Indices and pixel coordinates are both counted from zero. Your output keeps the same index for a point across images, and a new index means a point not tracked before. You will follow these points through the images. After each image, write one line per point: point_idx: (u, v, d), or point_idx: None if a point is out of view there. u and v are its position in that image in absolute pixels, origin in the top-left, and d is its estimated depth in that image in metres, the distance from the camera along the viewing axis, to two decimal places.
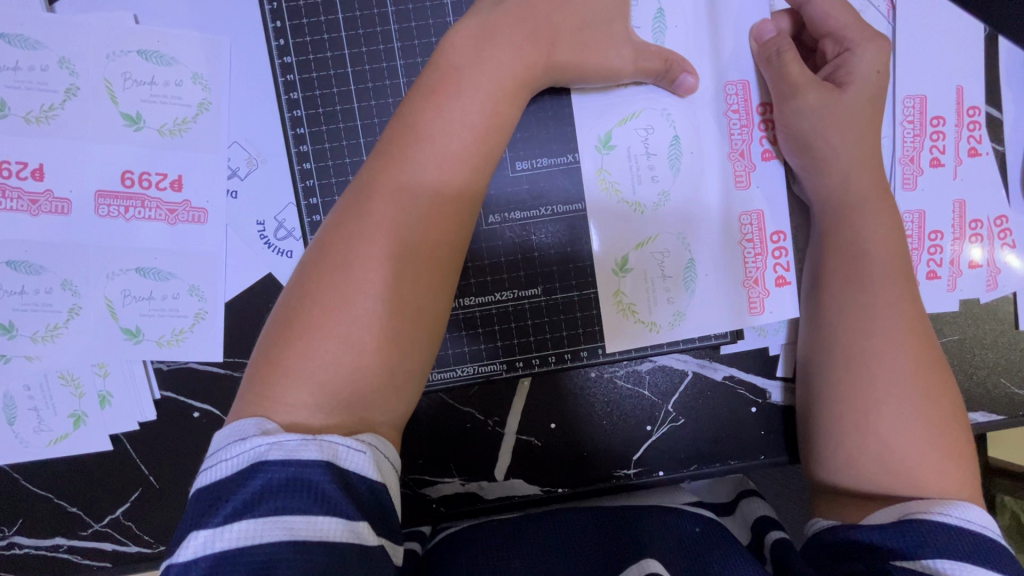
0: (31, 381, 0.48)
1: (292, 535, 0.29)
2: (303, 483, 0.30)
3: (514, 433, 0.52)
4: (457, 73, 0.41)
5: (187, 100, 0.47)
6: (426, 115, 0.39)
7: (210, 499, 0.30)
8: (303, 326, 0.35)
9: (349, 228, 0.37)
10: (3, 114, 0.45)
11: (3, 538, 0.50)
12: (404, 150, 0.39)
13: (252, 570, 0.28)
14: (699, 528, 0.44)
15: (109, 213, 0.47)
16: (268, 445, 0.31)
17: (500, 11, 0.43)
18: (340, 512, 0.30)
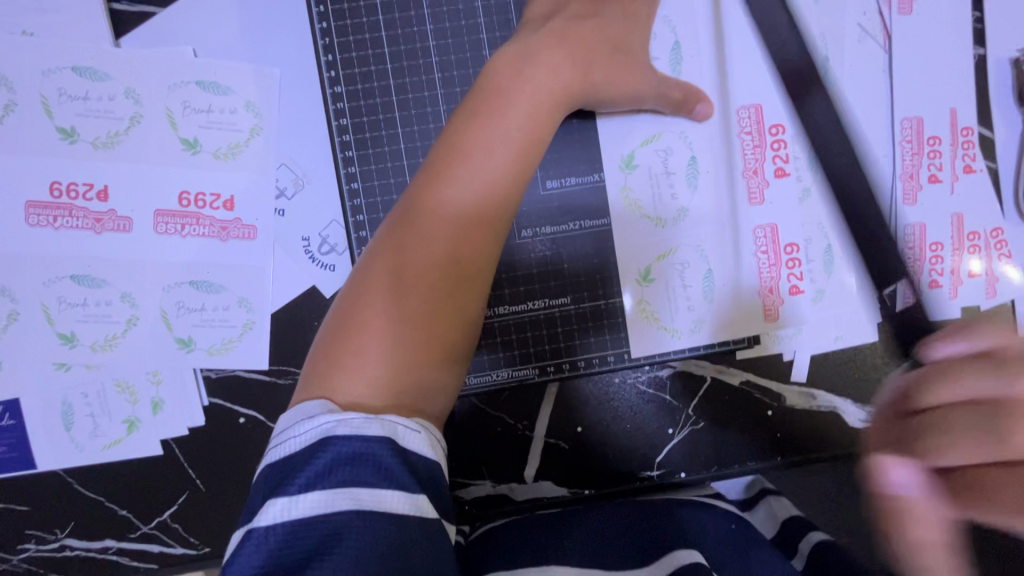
0: (89, 388, 0.51)
1: (360, 504, 0.32)
2: (368, 457, 0.33)
3: (542, 436, 0.55)
4: (496, 95, 0.45)
5: (241, 126, 0.51)
6: (469, 133, 0.43)
7: (286, 471, 0.33)
8: (361, 321, 0.39)
9: (402, 233, 0.41)
10: (73, 139, 0.49)
11: (55, 541, 0.53)
12: (449, 164, 0.42)
13: (327, 534, 0.32)
14: (734, 523, 0.48)
15: (166, 230, 0.51)
16: (335, 422, 0.34)
17: (535, 44, 0.47)
18: (401, 485, 0.33)
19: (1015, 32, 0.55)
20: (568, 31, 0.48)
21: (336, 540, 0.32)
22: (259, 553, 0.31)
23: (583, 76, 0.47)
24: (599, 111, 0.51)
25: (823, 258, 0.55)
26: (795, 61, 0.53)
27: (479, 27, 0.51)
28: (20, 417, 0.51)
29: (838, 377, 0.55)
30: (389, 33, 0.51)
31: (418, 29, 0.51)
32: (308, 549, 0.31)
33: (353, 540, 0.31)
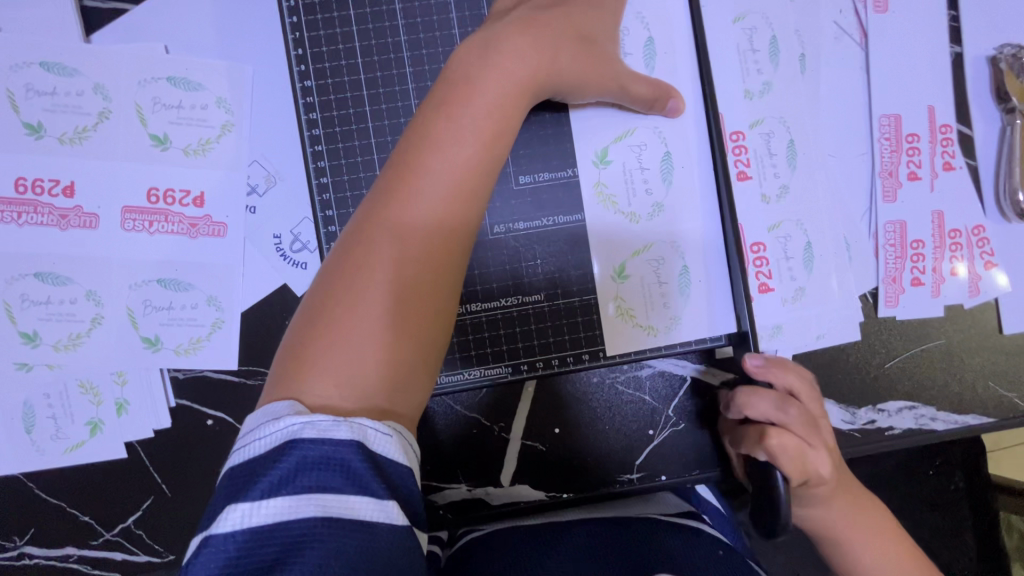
0: (51, 389, 0.50)
1: (327, 511, 0.31)
2: (337, 462, 0.32)
3: (519, 438, 0.53)
4: (466, 84, 0.43)
5: (212, 122, 0.50)
6: (438, 125, 0.41)
7: (249, 475, 0.32)
8: (328, 323, 0.37)
9: (369, 231, 0.40)
10: (39, 135, 0.48)
11: (14, 548, 0.51)
12: (417, 158, 0.41)
13: (290, 542, 0.31)
14: (721, 552, 0.48)
15: (134, 227, 0.50)
16: (301, 424, 0.33)
17: (503, 31, 0.45)
18: (369, 492, 0.32)
19: (991, 29, 0.55)
20: (538, 16, 0.46)
21: (301, 547, 0.31)
22: (220, 557, 0.31)
23: (552, 61, 0.45)
24: (570, 104, 0.51)
25: (803, 255, 0.54)
26: (769, 58, 0.53)
27: (452, 23, 0.51)
28: None
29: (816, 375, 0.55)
30: (360, 28, 0.50)
31: (390, 24, 0.50)
32: (271, 555, 0.31)
33: (319, 547, 0.31)
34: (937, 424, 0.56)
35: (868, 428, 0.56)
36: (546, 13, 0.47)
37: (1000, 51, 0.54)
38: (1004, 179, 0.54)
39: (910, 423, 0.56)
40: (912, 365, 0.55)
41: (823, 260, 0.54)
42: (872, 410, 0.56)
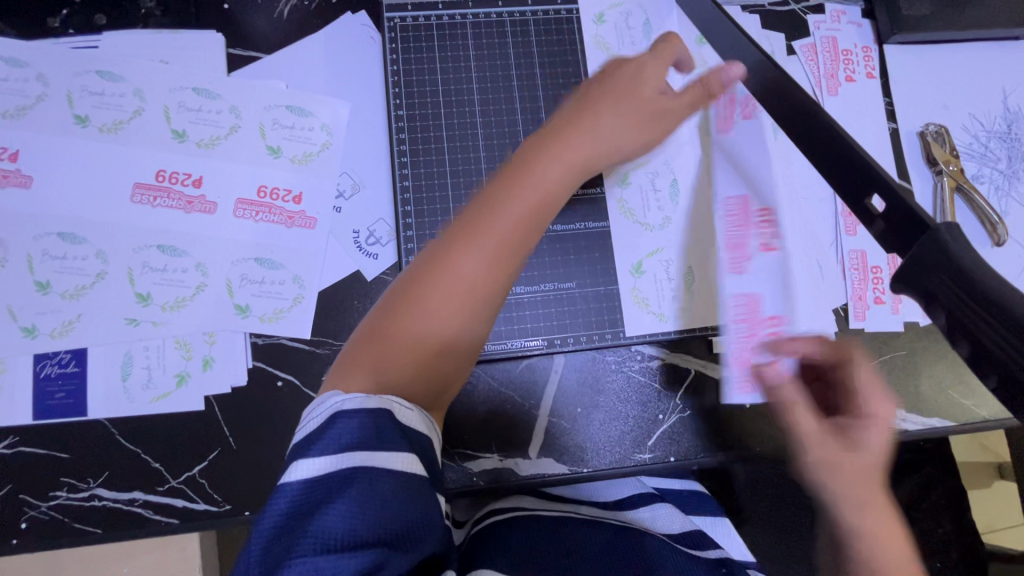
0: (151, 343, 0.58)
1: (364, 461, 0.37)
2: (368, 425, 0.38)
3: (547, 415, 0.61)
4: (522, 167, 0.48)
5: (316, 140, 0.64)
6: (490, 203, 0.46)
7: (306, 441, 0.39)
8: (378, 334, 0.44)
9: (427, 265, 0.45)
10: (182, 139, 0.61)
11: (86, 490, 0.56)
12: (472, 230, 0.45)
13: (335, 489, 0.36)
14: (724, 568, 0.55)
15: (243, 215, 0.61)
16: (343, 399, 0.39)
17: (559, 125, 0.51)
18: (397, 447, 0.38)
19: (918, 113, 0.72)
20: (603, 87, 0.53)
21: (343, 490, 0.36)
22: (284, 502, 0.37)
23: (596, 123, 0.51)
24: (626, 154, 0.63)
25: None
26: None
27: (512, 78, 0.66)
28: (83, 366, 0.57)
29: None
30: (443, 76, 0.65)
31: (465, 76, 0.66)
32: (318, 500, 0.36)
33: (357, 489, 0.36)
34: (906, 423, 0.65)
35: None
36: (602, 101, 0.52)
37: (927, 128, 0.71)
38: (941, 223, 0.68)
39: None
40: (880, 371, 0.65)
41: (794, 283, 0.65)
42: None
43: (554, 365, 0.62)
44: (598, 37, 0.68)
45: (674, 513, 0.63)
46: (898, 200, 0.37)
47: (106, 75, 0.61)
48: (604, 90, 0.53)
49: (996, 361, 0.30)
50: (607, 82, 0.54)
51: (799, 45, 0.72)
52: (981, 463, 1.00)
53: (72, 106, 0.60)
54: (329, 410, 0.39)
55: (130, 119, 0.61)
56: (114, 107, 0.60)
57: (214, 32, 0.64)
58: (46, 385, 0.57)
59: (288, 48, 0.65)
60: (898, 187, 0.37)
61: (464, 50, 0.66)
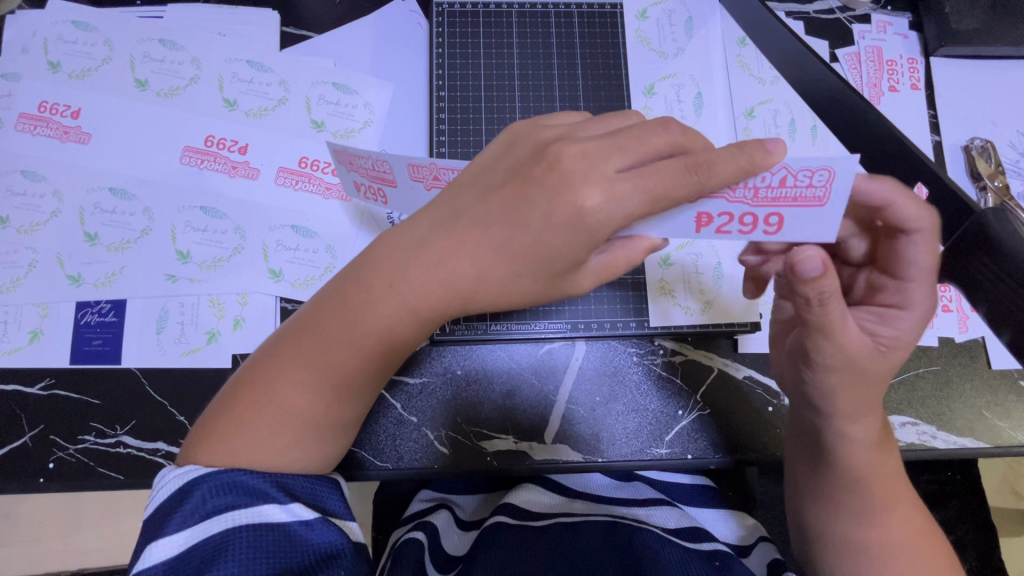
0: (186, 300, 0.60)
1: (241, 519, 0.39)
2: (236, 486, 0.40)
3: (564, 402, 0.61)
4: (374, 314, 0.42)
5: (358, 117, 0.66)
6: (328, 346, 0.42)
7: (163, 518, 0.39)
8: (212, 439, 0.42)
9: (266, 384, 0.43)
10: (233, 108, 0.64)
11: (113, 436, 0.58)
12: (316, 375, 0.42)
13: (208, 555, 0.37)
14: (717, 562, 0.54)
15: (284, 182, 0.63)
16: (199, 469, 0.40)
17: (441, 250, 0.41)
18: (275, 498, 0.40)
19: (963, 128, 0.70)
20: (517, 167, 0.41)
21: (221, 553, 0.37)
22: None
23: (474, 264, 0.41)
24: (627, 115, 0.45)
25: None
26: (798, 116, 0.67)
27: (552, 68, 0.67)
28: (121, 316, 0.59)
29: None
30: (486, 62, 0.67)
31: (507, 60, 0.67)
32: (194, 568, 0.37)
33: (238, 549, 0.38)
34: (937, 441, 0.62)
35: None
36: (483, 220, 0.41)
37: (971, 143, 0.69)
38: None
39: (913, 438, 0.62)
40: (911, 384, 0.63)
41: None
42: None
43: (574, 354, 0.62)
44: (641, 32, 0.68)
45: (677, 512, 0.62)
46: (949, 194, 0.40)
47: (167, 44, 0.64)
48: (492, 205, 0.41)
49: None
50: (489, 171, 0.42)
51: (843, 53, 0.72)
52: (1009, 505, 0.95)
53: (134, 70, 0.63)
54: (185, 480, 0.40)
55: (186, 86, 0.63)
56: (172, 73, 0.63)
57: (269, 10, 0.67)
58: (85, 332, 0.59)
59: (338, 28, 0.68)
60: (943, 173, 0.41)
61: (508, 38, 0.67)
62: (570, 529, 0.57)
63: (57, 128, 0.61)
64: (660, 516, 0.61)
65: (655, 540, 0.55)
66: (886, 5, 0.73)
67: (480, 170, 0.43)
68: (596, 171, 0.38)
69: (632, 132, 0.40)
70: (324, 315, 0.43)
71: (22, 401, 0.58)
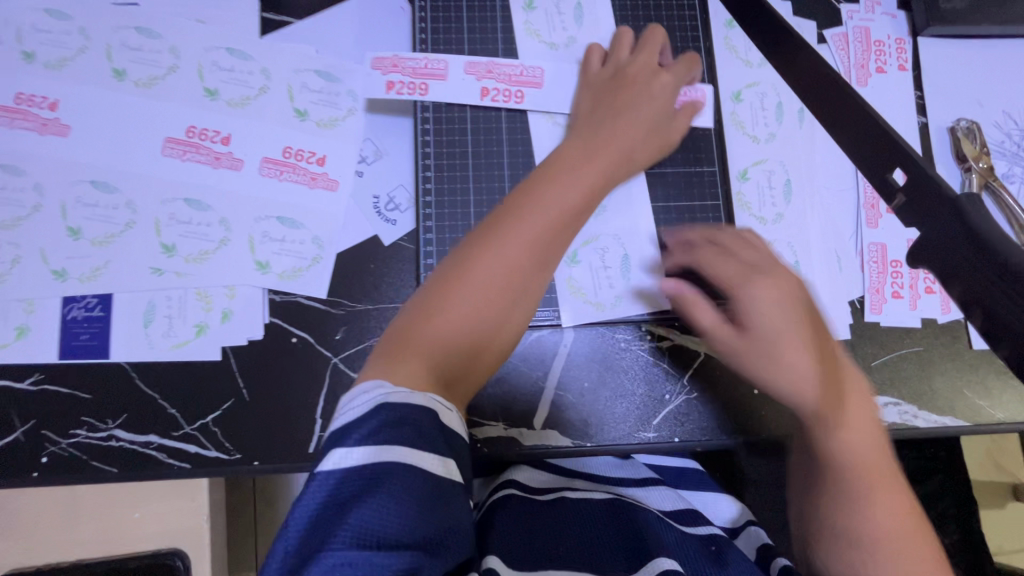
0: (173, 293, 0.60)
1: (406, 460, 0.40)
2: (413, 423, 0.42)
3: (553, 388, 0.62)
4: (549, 196, 0.51)
5: (342, 105, 0.65)
6: (519, 233, 0.50)
7: (346, 430, 0.42)
8: (403, 337, 0.47)
9: (458, 268, 0.49)
10: (213, 97, 0.63)
11: (105, 430, 0.58)
12: (517, 246, 0.49)
13: (374, 479, 0.39)
14: (714, 546, 0.56)
15: (268, 173, 0.63)
16: (388, 391, 0.43)
17: (581, 149, 0.55)
18: (438, 451, 0.42)
19: (950, 109, 0.70)
20: (607, 94, 0.60)
21: (382, 482, 0.39)
22: (322, 490, 0.39)
23: (601, 142, 0.56)
24: (597, 65, 0.63)
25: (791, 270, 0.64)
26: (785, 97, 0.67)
27: (538, 50, 0.66)
28: (108, 310, 0.59)
29: None
30: (470, 46, 0.65)
31: (491, 40, 0.66)
32: (361, 487, 0.39)
33: (398, 484, 0.39)
34: (919, 421, 0.64)
35: None
36: (613, 124, 0.57)
37: (958, 124, 0.69)
38: None
39: (895, 417, 0.63)
40: (894, 365, 0.64)
41: (809, 272, 0.64)
42: None
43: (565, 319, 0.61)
44: (528, 24, 0.66)
45: (667, 495, 0.66)
46: (917, 172, 0.38)
47: (144, 32, 0.63)
48: (612, 114, 0.58)
49: (983, 300, 0.33)
50: (593, 111, 0.59)
51: (830, 34, 0.71)
52: (991, 478, 0.97)
53: (111, 59, 0.62)
54: (378, 396, 0.43)
55: (165, 75, 0.62)
56: (151, 62, 0.62)
57: None
58: (72, 327, 0.59)
59: (319, 14, 0.66)
60: (923, 164, 0.38)
61: (492, 20, 0.66)
62: (574, 506, 0.61)
63: (35, 121, 0.60)
64: (656, 497, 0.66)
65: (654, 521, 0.58)
66: None
67: (580, 117, 0.60)
68: (652, 82, 0.61)
69: (645, 46, 0.63)
70: (526, 196, 0.52)
71: (12, 396, 0.58)
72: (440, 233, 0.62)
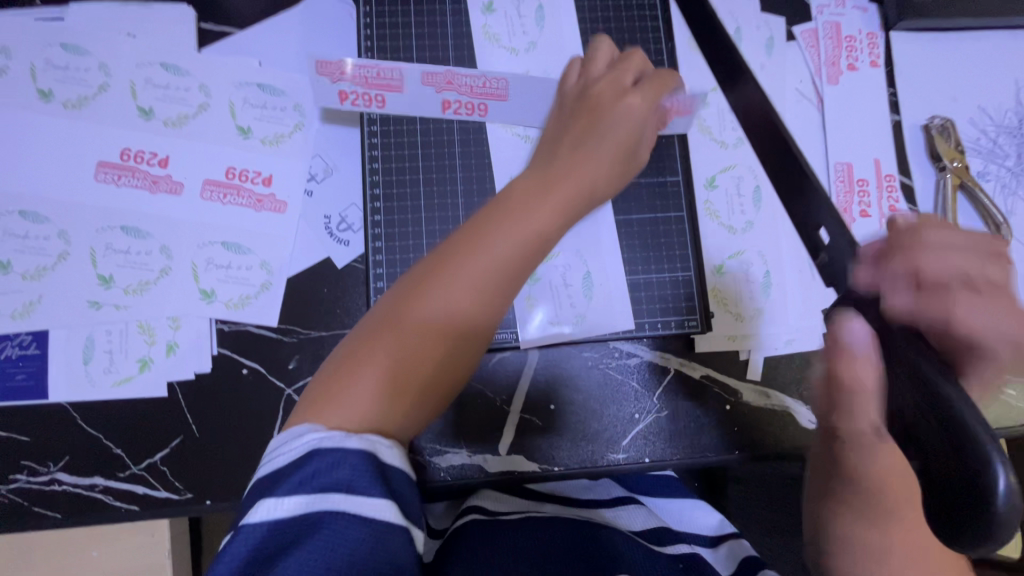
0: (113, 327, 0.57)
1: (339, 506, 0.37)
2: (345, 466, 0.38)
3: (519, 412, 0.60)
4: (517, 214, 0.46)
5: (287, 121, 0.61)
6: (496, 249, 0.45)
7: (275, 478, 0.39)
8: (340, 375, 0.43)
9: (405, 302, 0.44)
10: (148, 117, 0.59)
11: (46, 474, 0.55)
12: (468, 279, 0.44)
13: (303, 533, 0.36)
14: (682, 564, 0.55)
15: (210, 197, 0.59)
16: (320, 436, 0.39)
17: (548, 169, 0.50)
18: (375, 494, 0.37)
19: (923, 106, 0.68)
20: (574, 116, 0.54)
21: (309, 534, 0.36)
22: (245, 545, 0.37)
23: (565, 169, 0.50)
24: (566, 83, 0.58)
25: (762, 280, 0.62)
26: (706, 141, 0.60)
27: (494, 55, 0.62)
28: (44, 348, 0.56)
29: (785, 377, 0.61)
30: (420, 55, 0.62)
31: (443, 47, 0.62)
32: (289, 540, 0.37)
33: (328, 534, 0.36)
34: None
35: None
36: (582, 142, 0.51)
37: (932, 121, 0.67)
38: (941, 222, 0.65)
39: None
40: None
41: (781, 283, 0.62)
42: None
43: (533, 322, 0.59)
44: (488, 28, 0.63)
45: (648, 515, 0.63)
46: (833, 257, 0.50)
47: (71, 50, 0.59)
48: (579, 133, 0.52)
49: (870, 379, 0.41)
50: (555, 133, 0.54)
51: (800, 31, 0.68)
52: None
53: (36, 80, 0.58)
54: (308, 444, 0.39)
55: (96, 94, 0.59)
56: (79, 82, 0.58)
57: (182, 5, 0.61)
58: (6, 367, 0.55)
59: (260, 24, 0.63)
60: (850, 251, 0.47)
61: (443, 25, 0.62)
62: (544, 525, 0.59)
63: None
64: (627, 516, 0.62)
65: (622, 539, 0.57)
66: None
67: (543, 141, 0.54)
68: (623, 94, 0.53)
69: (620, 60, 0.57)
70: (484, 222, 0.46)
71: None
72: (392, 253, 0.59)
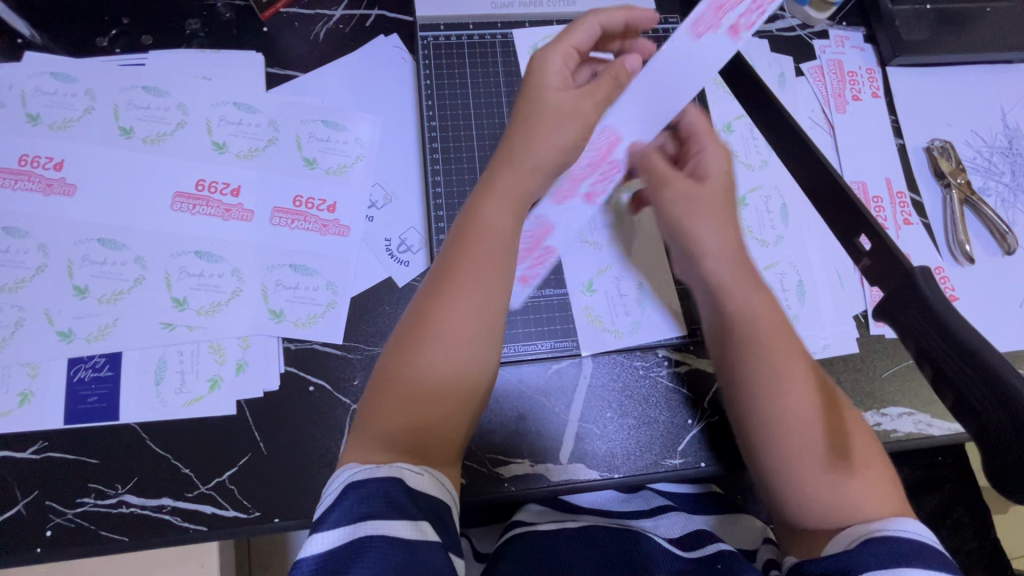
0: (185, 347, 0.58)
1: (377, 531, 0.37)
2: (378, 495, 0.39)
3: (577, 422, 0.62)
4: (483, 207, 0.49)
5: (349, 153, 0.66)
6: (478, 252, 0.48)
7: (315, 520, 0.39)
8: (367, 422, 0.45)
9: (406, 345, 0.46)
10: (222, 151, 0.63)
11: (114, 496, 0.55)
12: (458, 293, 0.46)
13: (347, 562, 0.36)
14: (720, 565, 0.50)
15: (280, 222, 0.63)
16: (353, 471, 0.41)
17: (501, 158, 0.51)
18: (409, 516, 0.39)
19: (923, 131, 0.75)
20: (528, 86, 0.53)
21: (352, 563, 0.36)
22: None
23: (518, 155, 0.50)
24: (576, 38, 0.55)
25: (797, 289, 0.66)
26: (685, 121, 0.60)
27: None
28: (117, 370, 0.57)
29: None
30: (475, 98, 0.69)
31: (495, 87, 0.69)
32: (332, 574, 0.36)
33: (369, 561, 0.36)
34: (933, 429, 0.63)
35: (875, 429, 0.63)
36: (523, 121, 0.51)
37: (932, 144, 0.74)
38: (952, 234, 0.70)
39: (910, 428, 0.63)
40: (904, 375, 0.64)
41: (814, 292, 0.66)
42: (876, 413, 0.63)
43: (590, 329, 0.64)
44: None
45: (678, 519, 0.61)
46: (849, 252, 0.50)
47: (152, 91, 0.64)
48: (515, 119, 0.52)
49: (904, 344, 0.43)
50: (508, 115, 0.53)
51: (807, 67, 0.76)
52: None
53: (118, 118, 0.62)
54: (344, 483, 0.41)
55: (174, 131, 0.63)
56: (158, 119, 0.63)
57: (255, 53, 0.67)
58: (79, 389, 0.57)
59: (324, 67, 0.68)
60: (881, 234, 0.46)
61: (494, 68, 0.70)
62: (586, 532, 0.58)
63: (39, 181, 0.60)
64: (666, 525, 0.60)
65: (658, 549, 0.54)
66: (841, 21, 0.78)
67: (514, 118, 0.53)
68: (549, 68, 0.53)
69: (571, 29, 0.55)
70: (459, 239, 0.49)
71: (14, 467, 0.55)
72: None
